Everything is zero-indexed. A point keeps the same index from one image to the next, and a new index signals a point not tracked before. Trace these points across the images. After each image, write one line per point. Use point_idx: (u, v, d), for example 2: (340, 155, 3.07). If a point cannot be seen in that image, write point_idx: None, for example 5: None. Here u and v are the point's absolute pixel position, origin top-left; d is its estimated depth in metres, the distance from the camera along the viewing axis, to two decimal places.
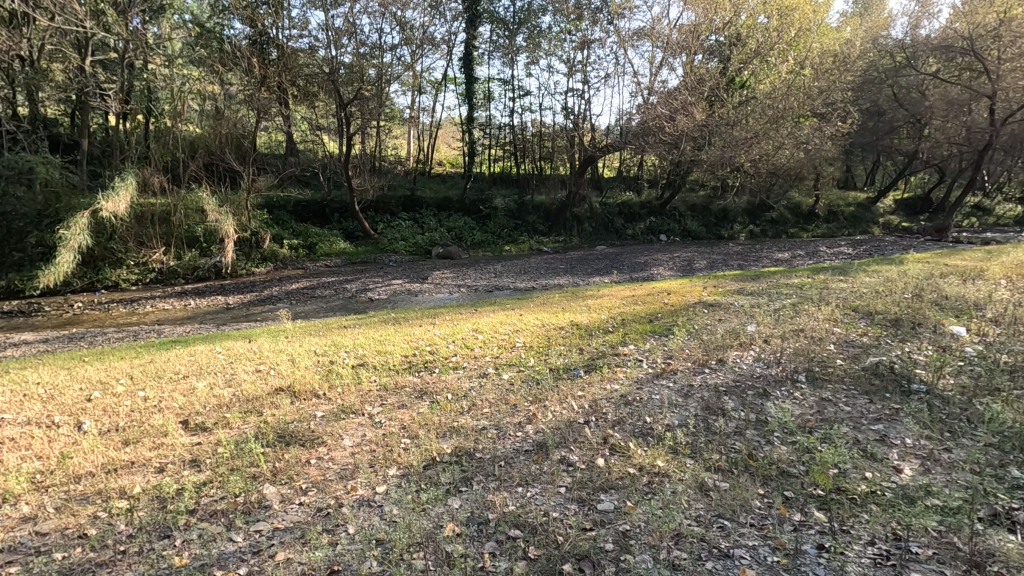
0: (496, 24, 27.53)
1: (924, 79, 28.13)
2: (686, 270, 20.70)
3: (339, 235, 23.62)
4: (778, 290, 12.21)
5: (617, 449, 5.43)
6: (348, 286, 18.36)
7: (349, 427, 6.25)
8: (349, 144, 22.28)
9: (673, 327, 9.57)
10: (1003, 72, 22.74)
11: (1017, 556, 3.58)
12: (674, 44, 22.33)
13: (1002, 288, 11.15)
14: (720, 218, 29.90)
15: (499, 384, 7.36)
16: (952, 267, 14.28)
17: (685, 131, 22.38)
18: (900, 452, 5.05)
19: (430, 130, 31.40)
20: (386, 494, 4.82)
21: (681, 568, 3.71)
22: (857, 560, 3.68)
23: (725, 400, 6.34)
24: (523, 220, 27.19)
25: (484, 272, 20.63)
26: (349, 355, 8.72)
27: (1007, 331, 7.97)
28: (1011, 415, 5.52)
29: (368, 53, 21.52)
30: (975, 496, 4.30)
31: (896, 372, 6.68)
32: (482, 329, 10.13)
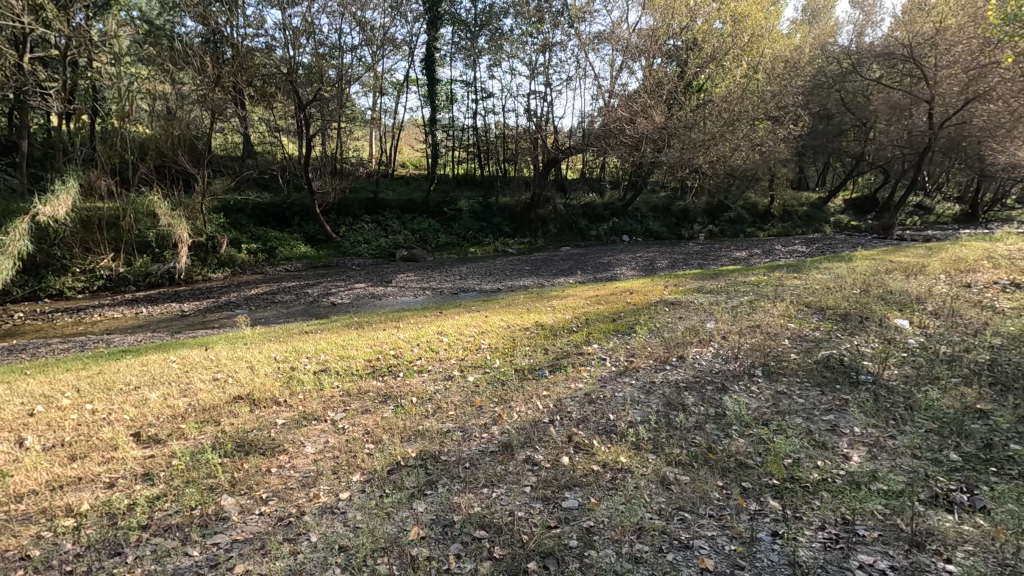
0: (458, 26, 27.48)
1: (869, 84, 29.43)
2: (649, 270, 21.09)
3: (300, 238, 23.13)
4: (736, 288, 12.55)
5: (581, 446, 5.50)
6: (309, 291, 18.00)
7: (311, 434, 6.14)
8: (309, 146, 21.86)
9: (635, 325, 9.74)
10: (940, 78, 23.97)
11: (953, 535, 3.81)
12: (633, 48, 22.75)
13: (942, 283, 11.75)
14: (680, 218, 30.61)
15: (464, 386, 7.35)
16: (896, 264, 15.02)
17: (645, 134, 22.79)
18: (849, 440, 5.28)
19: (392, 132, 31.09)
20: (350, 500, 4.75)
21: (643, 560, 3.80)
22: (809, 545, 3.84)
23: (686, 396, 6.50)
24: (487, 222, 27.20)
25: (448, 275, 20.55)
26: (311, 361, 8.56)
27: (946, 323, 8.45)
28: (950, 402, 5.85)
29: (327, 53, 21.20)
30: (917, 479, 4.55)
31: (846, 364, 6.99)
32: (447, 332, 10.10)
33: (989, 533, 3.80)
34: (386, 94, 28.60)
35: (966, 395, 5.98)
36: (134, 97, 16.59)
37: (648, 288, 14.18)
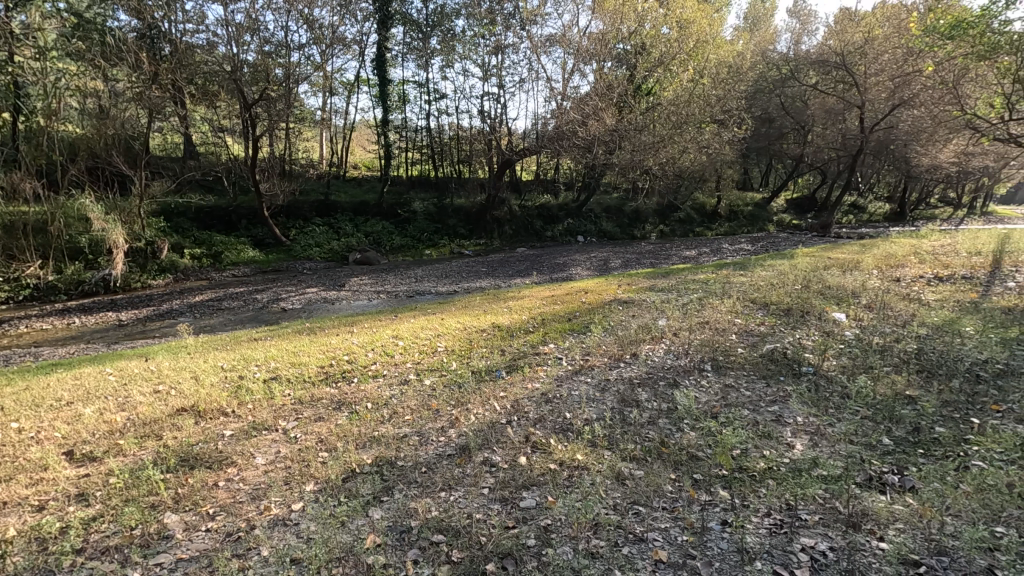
0: (409, 26, 27.18)
1: (806, 90, 30.88)
2: (602, 270, 21.47)
3: (247, 242, 22.35)
4: (686, 286, 12.92)
5: (539, 446, 5.54)
6: (258, 296, 17.42)
7: (262, 445, 5.94)
8: (256, 147, 21.14)
9: (590, 324, 9.89)
10: (870, 85, 25.42)
11: (886, 514, 4.05)
12: (584, 51, 23.08)
13: (875, 278, 12.46)
14: (633, 218, 31.31)
15: (421, 390, 7.27)
16: (833, 260, 15.81)
17: (597, 136, 23.14)
18: (792, 429, 5.53)
19: (343, 132, 30.45)
20: (303, 511, 4.62)
21: (599, 555, 3.86)
22: (756, 531, 4.00)
23: (639, 392, 6.65)
24: (442, 224, 27.02)
25: (404, 277, 20.33)
26: (260, 369, 8.28)
27: (879, 315, 8.97)
28: (882, 390, 6.22)
29: (273, 52, 20.63)
30: (853, 463, 4.82)
31: (788, 357, 7.31)
32: (403, 335, 9.97)
33: (918, 511, 4.05)
34: (336, 94, 27.98)
35: (896, 381, 6.39)
36: (62, 94, 15.47)
37: (602, 287, 14.41)
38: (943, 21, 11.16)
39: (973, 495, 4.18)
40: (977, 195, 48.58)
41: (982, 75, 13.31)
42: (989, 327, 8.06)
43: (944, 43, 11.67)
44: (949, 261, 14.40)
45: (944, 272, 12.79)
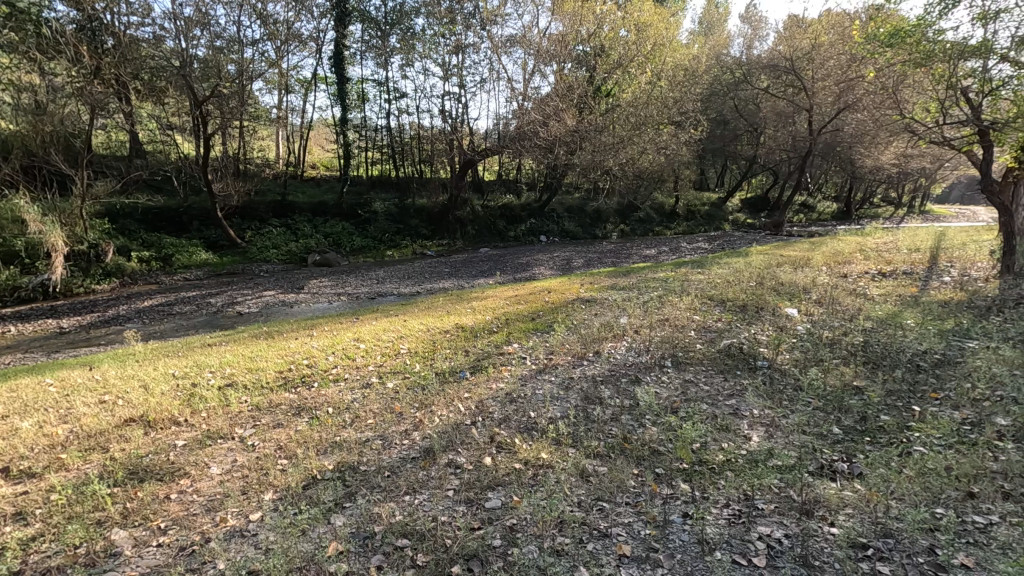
0: (368, 24, 26.75)
1: (758, 93, 31.93)
2: (565, 269, 21.64)
3: (199, 244, 21.55)
4: (646, 284, 13.16)
5: (503, 446, 5.54)
6: (212, 301, 16.79)
7: (217, 454, 5.74)
8: (208, 146, 20.38)
9: (553, 324, 9.95)
10: (817, 90, 26.49)
11: (836, 500, 4.23)
12: (544, 52, 23.19)
13: (824, 275, 12.99)
14: (594, 218, 31.71)
15: (383, 393, 7.16)
16: (785, 258, 16.39)
17: (558, 136, 23.32)
18: (749, 422, 5.71)
19: (300, 131, 29.71)
20: (262, 521, 4.48)
21: (565, 552, 3.89)
22: (715, 522, 4.11)
23: (602, 389, 6.74)
24: (404, 224, 26.71)
25: (365, 279, 20.01)
26: (215, 375, 7.98)
27: (828, 310, 9.36)
28: (832, 381, 6.50)
29: (225, 47, 19.96)
30: (806, 453, 5.01)
31: (744, 352, 7.55)
32: (364, 338, 9.80)
33: (865, 496, 4.25)
34: (293, 91, 27.26)
35: (844, 373, 6.68)
36: None
37: (565, 286, 14.52)
38: (884, 29, 11.76)
39: (916, 479, 4.41)
40: (916, 195, 51.34)
41: (919, 81, 14.04)
42: (928, 320, 8.52)
43: (884, 50, 12.26)
44: (892, 258, 15.15)
45: (887, 268, 13.44)
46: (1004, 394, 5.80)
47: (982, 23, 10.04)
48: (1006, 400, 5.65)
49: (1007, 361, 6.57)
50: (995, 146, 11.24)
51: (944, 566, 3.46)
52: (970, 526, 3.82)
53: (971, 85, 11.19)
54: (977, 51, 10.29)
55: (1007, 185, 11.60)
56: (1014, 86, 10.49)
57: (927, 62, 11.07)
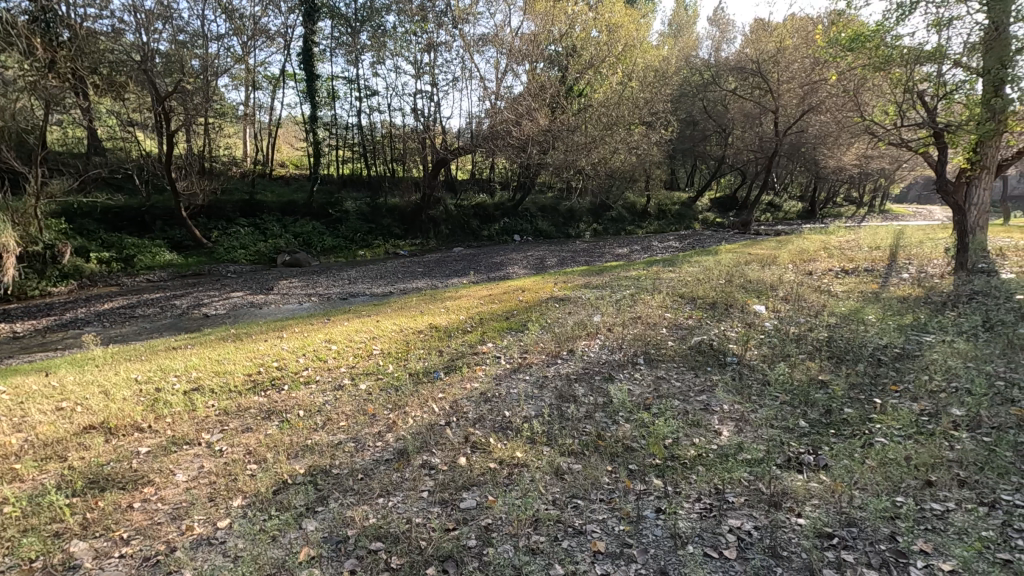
0: (338, 20, 26.36)
1: (726, 94, 32.58)
2: (539, 268, 21.69)
3: (162, 244, 20.91)
4: (619, 283, 13.30)
5: (478, 446, 5.53)
6: (177, 303, 16.30)
7: (183, 460, 5.58)
8: (171, 143, 19.76)
9: (527, 322, 9.97)
10: (782, 92, 27.19)
11: (803, 491, 4.34)
12: (517, 52, 23.19)
13: (791, 272, 13.33)
14: (567, 217, 31.90)
15: (356, 395, 7.06)
16: (753, 256, 16.77)
17: (531, 135, 23.36)
18: (719, 417, 5.82)
19: (268, 129, 29.07)
20: (230, 528, 4.37)
21: (540, 551, 3.90)
22: (687, 516, 4.18)
23: (576, 387, 6.79)
24: (377, 223, 26.38)
25: (336, 279, 19.72)
26: (180, 380, 7.75)
27: (794, 307, 9.61)
28: (798, 375, 6.68)
29: (188, 41, 19.39)
30: (774, 446, 5.13)
31: (714, 349, 7.69)
32: (336, 339, 9.64)
33: (830, 487, 4.38)
34: (260, 88, 26.65)
35: (810, 367, 6.88)
36: None
37: (539, 285, 14.57)
38: (845, 34, 12.13)
39: (878, 469, 4.56)
40: (876, 194, 53.14)
41: (878, 84, 14.53)
42: (888, 315, 8.83)
43: (845, 54, 12.67)
44: (854, 255, 15.65)
45: (850, 266, 13.87)
46: (959, 385, 6.05)
47: (937, 30, 10.42)
48: (960, 391, 5.90)
49: (961, 354, 6.85)
50: (949, 147, 11.70)
51: (904, 553, 3.59)
52: (928, 513, 3.97)
53: (926, 89, 11.61)
54: (932, 56, 10.68)
55: (960, 185, 12.09)
56: (966, 90, 10.93)
57: (886, 67, 11.43)
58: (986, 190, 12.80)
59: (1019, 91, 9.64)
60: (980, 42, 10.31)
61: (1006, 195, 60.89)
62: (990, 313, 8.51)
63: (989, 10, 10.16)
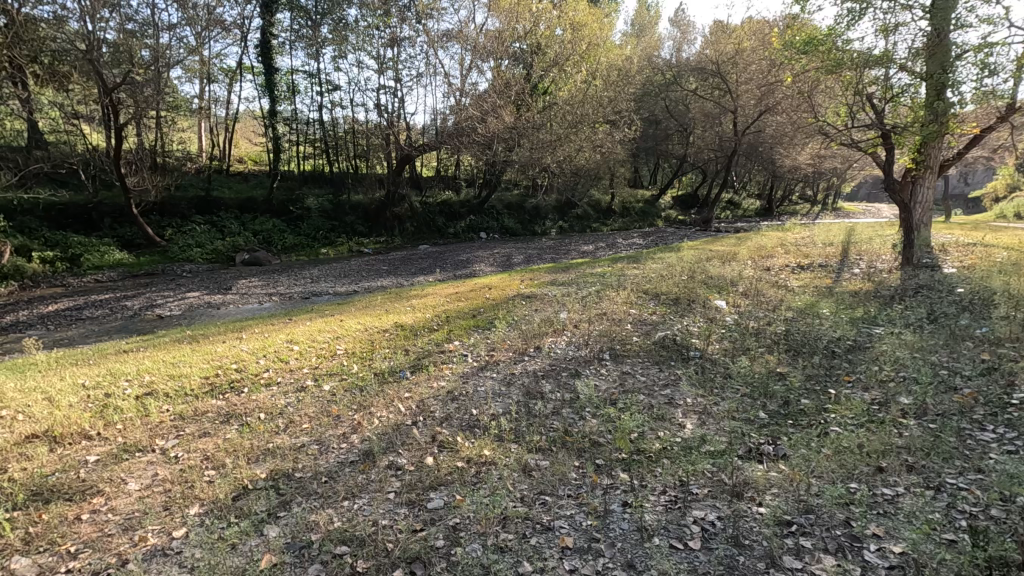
0: (297, 12, 25.71)
1: (687, 94, 33.27)
2: (506, 266, 21.67)
3: (112, 243, 19.97)
4: (584, 280, 13.42)
5: (445, 445, 5.48)
6: (128, 304, 15.59)
7: (135, 468, 5.34)
8: (121, 137, 18.87)
9: (494, 320, 9.95)
10: (741, 93, 27.99)
11: (763, 481, 4.47)
12: (481, 49, 23.08)
13: (750, 268, 13.72)
14: (533, 215, 32.00)
15: (320, 396, 6.90)
16: (713, 253, 17.19)
17: (496, 133, 23.32)
18: (683, 410, 5.94)
19: (225, 123, 28.10)
20: (187, 537, 4.21)
21: (508, 549, 3.89)
22: (653, 509, 4.24)
23: (543, 384, 6.82)
24: (340, 221, 25.85)
25: (298, 278, 19.24)
26: (132, 384, 7.40)
27: (754, 302, 9.89)
28: (758, 368, 6.88)
29: (137, 31, 18.54)
30: (735, 438, 5.27)
31: (677, 343, 7.84)
32: (298, 340, 9.39)
33: (789, 476, 4.51)
34: (216, 81, 25.72)
35: (769, 360, 7.09)
36: None
37: (506, 282, 14.57)
38: (799, 38, 12.55)
39: (833, 457, 4.74)
40: (828, 193, 55.25)
41: (830, 87, 15.08)
42: (841, 309, 9.18)
43: (800, 57, 13.12)
44: (809, 251, 16.22)
45: (805, 262, 14.37)
46: (906, 374, 6.36)
47: (884, 35, 10.87)
48: (908, 380, 6.20)
49: (909, 345, 7.20)
50: (895, 147, 12.24)
51: (858, 537, 3.74)
52: (879, 498, 4.15)
53: (874, 92, 12.06)
54: (880, 60, 11.12)
55: (906, 184, 12.67)
56: (911, 93, 11.39)
57: (838, 69, 11.82)
58: (928, 189, 13.48)
59: (959, 95, 10.15)
60: (923, 47, 10.83)
61: (946, 193, 64.39)
62: (934, 306, 8.95)
63: (931, 17, 10.69)
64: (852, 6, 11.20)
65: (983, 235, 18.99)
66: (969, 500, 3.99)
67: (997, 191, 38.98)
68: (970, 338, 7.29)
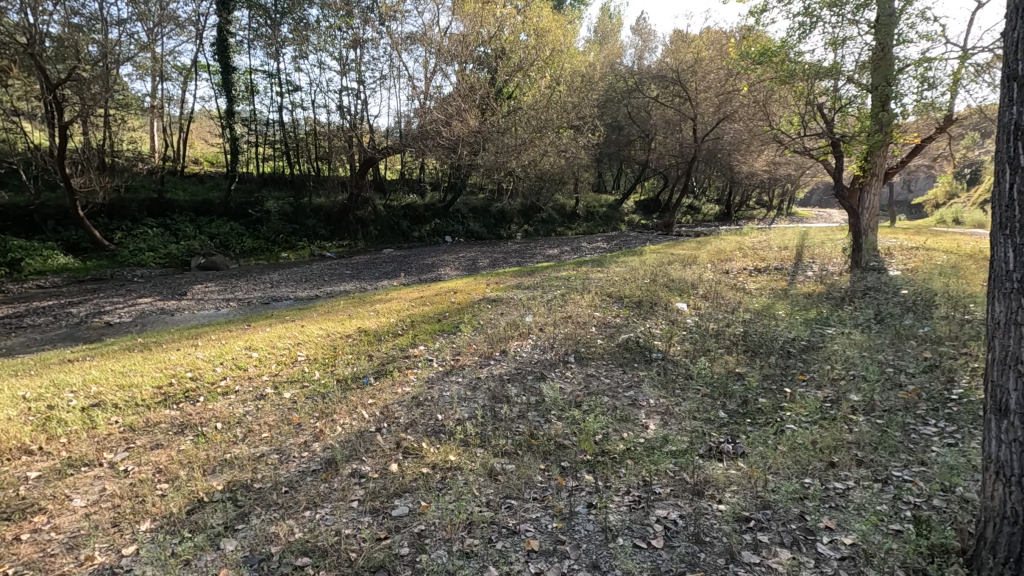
0: (256, 10, 25.12)
1: (648, 101, 34.02)
2: (471, 270, 21.60)
3: (55, 246, 18.98)
4: (549, 283, 13.52)
5: (410, 451, 5.41)
6: (74, 311, 14.86)
7: (81, 484, 5.08)
8: (66, 136, 17.97)
9: (459, 324, 9.90)
10: (700, 100, 28.92)
11: (723, 478, 4.60)
12: (445, 52, 22.90)
13: (709, 271, 14.10)
14: (499, 218, 32.07)
15: (280, 404, 6.72)
16: (674, 256, 17.61)
17: (461, 136, 23.24)
18: (646, 411, 6.04)
19: (179, 123, 27.14)
20: (137, 554, 4.03)
21: (474, 554, 3.88)
22: (617, 509, 4.30)
23: (509, 388, 6.82)
24: (301, 224, 25.28)
25: (257, 283, 18.72)
26: (77, 396, 7.03)
27: (713, 304, 10.16)
28: (718, 368, 7.07)
29: (84, 25, 17.70)
30: (696, 437, 5.39)
31: (640, 345, 7.98)
32: (257, 346, 9.13)
33: (747, 473, 4.65)
34: (169, 78, 24.82)
35: (728, 360, 7.29)
36: None
37: (471, 286, 14.52)
38: (754, 48, 13.01)
39: (788, 454, 4.90)
40: (783, 198, 57.46)
41: (783, 97, 15.69)
42: (795, 310, 9.54)
43: (755, 67, 13.60)
44: (765, 254, 16.79)
45: (762, 264, 14.86)
46: (856, 372, 6.66)
47: (833, 48, 11.37)
48: (857, 378, 6.48)
49: (858, 345, 7.53)
50: (844, 155, 12.79)
51: (812, 530, 3.88)
52: (832, 492, 4.32)
53: (824, 103, 12.60)
54: (829, 72, 11.63)
55: (855, 190, 13.27)
56: (858, 104, 11.91)
57: (791, 80, 12.27)
58: (875, 195, 14.16)
59: (902, 106, 10.70)
60: (868, 60, 11.40)
61: (891, 201, 67.99)
62: (880, 307, 9.40)
63: (875, 32, 11.28)
64: (803, 20, 11.69)
65: (926, 240, 20.03)
66: (913, 491, 4.19)
67: (937, 198, 41.28)
68: (913, 337, 7.67)
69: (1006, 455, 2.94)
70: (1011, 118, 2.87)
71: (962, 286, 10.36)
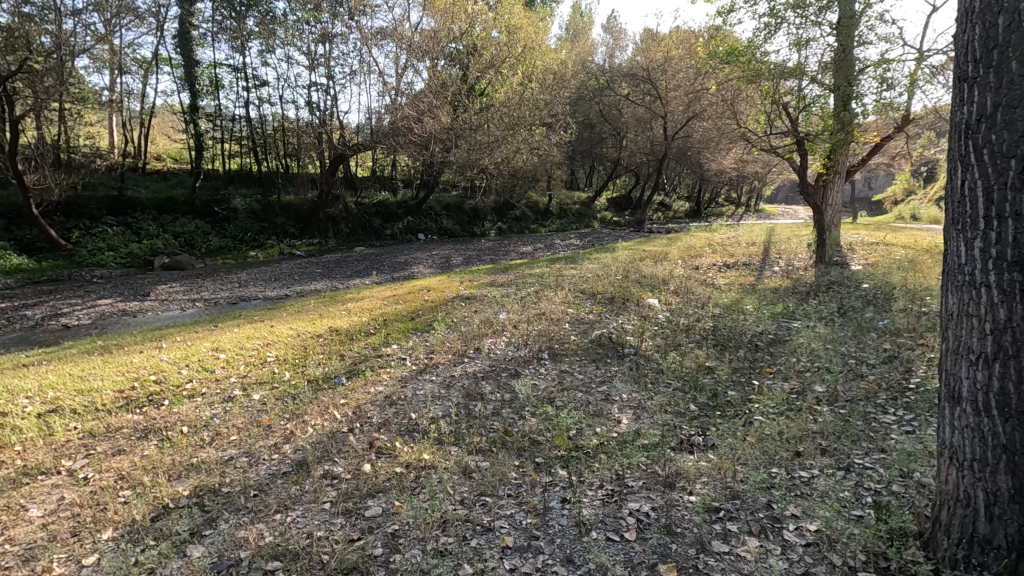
0: (219, 2, 24.44)
1: (619, 100, 34.36)
2: (444, 268, 21.46)
3: (8, 246, 18.16)
4: (523, 281, 13.56)
5: (383, 451, 5.36)
6: (29, 313, 14.25)
7: (37, 493, 4.88)
8: (18, 131, 17.19)
9: (433, 322, 9.85)
10: (670, 99, 29.36)
11: (693, 470, 4.68)
12: (416, 48, 22.65)
13: (680, 267, 14.33)
14: (471, 216, 31.98)
15: (248, 406, 6.58)
16: (646, 253, 17.85)
17: (433, 133, 23.04)
18: (619, 406, 6.10)
19: (140, 118, 26.24)
20: (98, 565, 3.89)
21: (448, 552, 3.86)
22: (590, 504, 4.34)
23: (483, 386, 6.80)
24: (269, 222, 24.76)
25: (223, 282, 18.24)
26: (32, 402, 6.74)
27: (683, 299, 10.33)
28: (688, 363, 7.17)
29: (36, 15, 16.93)
30: (667, 431, 5.48)
31: (613, 341, 8.05)
32: (225, 347, 8.91)
33: (717, 465, 4.74)
34: (128, 72, 23.96)
35: (698, 355, 7.42)
36: None
37: (444, 284, 14.47)
38: (722, 48, 13.24)
39: (756, 445, 5.02)
40: (751, 196, 58.72)
41: (750, 96, 16.05)
42: (762, 305, 9.77)
43: (722, 66, 13.83)
44: (734, 251, 17.15)
45: (731, 260, 15.16)
46: (820, 364, 6.85)
47: (797, 49, 11.67)
48: (822, 370, 6.68)
49: (822, 338, 7.74)
50: (808, 154, 13.13)
51: (778, 518, 3.99)
52: (797, 480, 4.45)
53: (789, 102, 12.90)
54: (794, 72, 11.92)
55: (819, 187, 13.65)
56: (821, 103, 12.24)
57: (757, 79, 12.53)
58: (837, 192, 14.56)
59: (863, 106, 11.05)
60: (831, 61, 11.71)
61: (853, 198, 70.55)
62: (843, 301, 9.70)
63: (837, 33, 11.58)
64: (768, 21, 11.96)
65: (886, 236, 20.80)
66: (874, 478, 4.34)
67: (896, 195, 42.84)
68: (874, 329, 7.93)
69: (960, 440, 3.06)
70: (962, 117, 2.98)
71: (918, 279, 10.76)
